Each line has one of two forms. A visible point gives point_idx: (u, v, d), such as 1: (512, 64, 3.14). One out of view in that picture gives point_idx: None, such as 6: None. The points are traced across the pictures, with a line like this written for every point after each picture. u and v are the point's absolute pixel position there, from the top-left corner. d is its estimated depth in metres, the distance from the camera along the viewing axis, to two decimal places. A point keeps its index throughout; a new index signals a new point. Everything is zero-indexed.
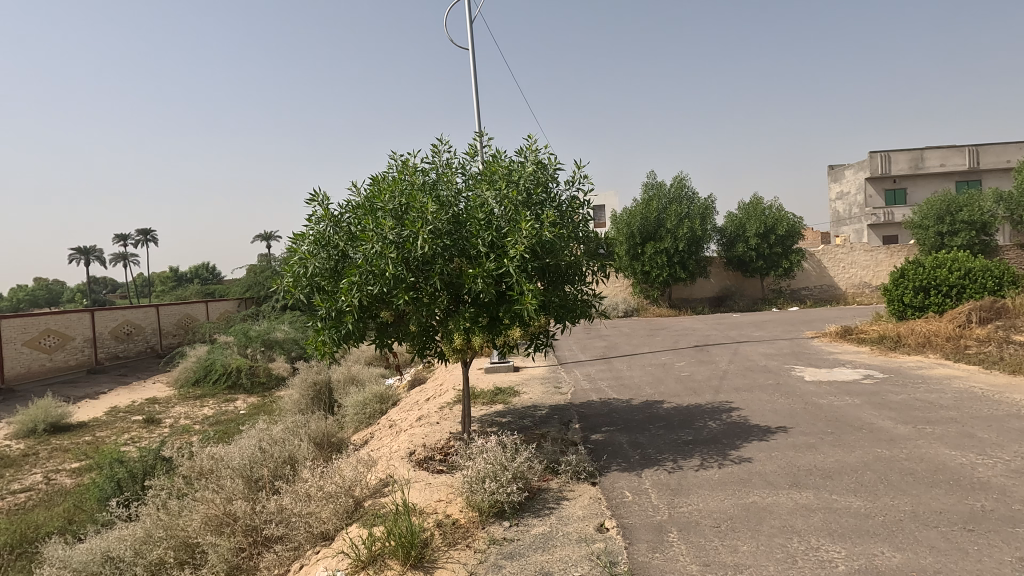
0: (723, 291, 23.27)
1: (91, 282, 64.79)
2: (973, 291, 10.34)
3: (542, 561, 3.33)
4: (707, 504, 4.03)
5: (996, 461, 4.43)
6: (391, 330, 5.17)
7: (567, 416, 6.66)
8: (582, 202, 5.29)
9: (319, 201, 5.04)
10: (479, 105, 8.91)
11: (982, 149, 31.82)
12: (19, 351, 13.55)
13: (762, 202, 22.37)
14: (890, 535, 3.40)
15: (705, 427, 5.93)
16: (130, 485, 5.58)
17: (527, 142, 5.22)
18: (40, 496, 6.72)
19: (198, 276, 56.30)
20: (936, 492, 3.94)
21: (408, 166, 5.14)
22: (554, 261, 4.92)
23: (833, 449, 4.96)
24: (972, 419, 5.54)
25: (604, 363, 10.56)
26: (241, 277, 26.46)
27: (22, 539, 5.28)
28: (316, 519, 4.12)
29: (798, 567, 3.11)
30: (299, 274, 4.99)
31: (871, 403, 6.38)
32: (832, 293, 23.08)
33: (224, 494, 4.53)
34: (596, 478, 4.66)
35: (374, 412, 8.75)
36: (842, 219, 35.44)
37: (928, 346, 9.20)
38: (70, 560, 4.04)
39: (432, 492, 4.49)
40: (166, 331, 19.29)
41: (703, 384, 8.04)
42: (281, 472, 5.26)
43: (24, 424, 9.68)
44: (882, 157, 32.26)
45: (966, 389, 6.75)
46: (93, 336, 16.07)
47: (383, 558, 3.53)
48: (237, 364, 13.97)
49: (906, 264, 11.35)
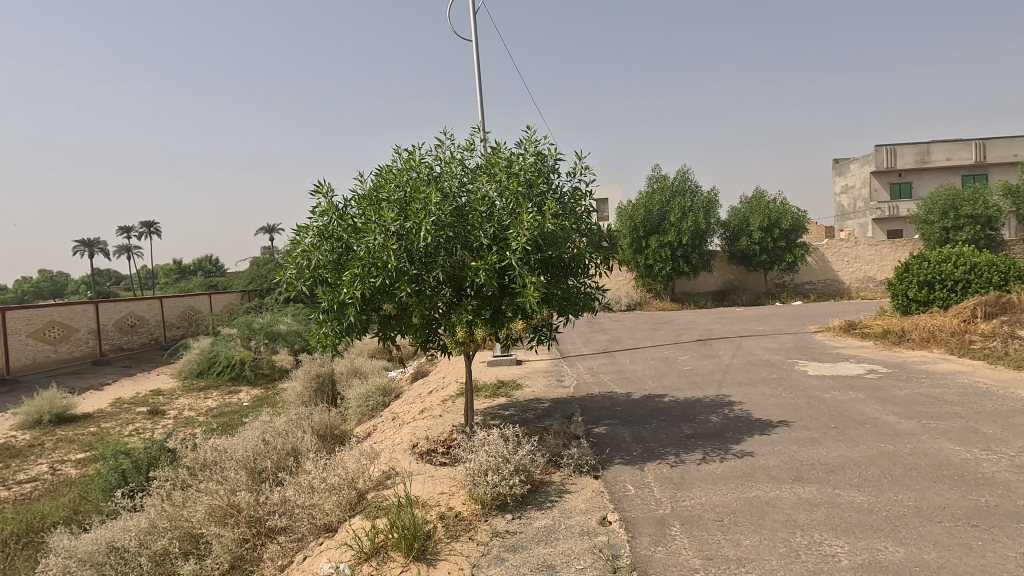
0: (727, 285, 23.24)
1: (98, 276, 66.15)
2: (978, 286, 10.23)
3: (545, 554, 3.34)
4: (709, 497, 4.03)
5: (1000, 457, 4.40)
6: (394, 324, 5.08)
7: (570, 410, 6.67)
8: (584, 194, 5.28)
9: (323, 192, 4.99)
10: (478, 89, 8.85)
11: (989, 143, 31.65)
12: (24, 343, 13.59)
13: (766, 196, 22.28)
14: (893, 530, 3.39)
15: (706, 420, 5.94)
16: (134, 476, 5.61)
17: (527, 133, 5.18)
18: (46, 487, 6.76)
19: (202, 269, 56.67)
20: (940, 487, 3.93)
21: (412, 158, 5.12)
22: (557, 254, 4.88)
23: (835, 444, 4.94)
24: (977, 414, 5.50)
25: (607, 356, 10.52)
26: (246, 269, 26.61)
27: (29, 528, 5.32)
28: (319, 511, 4.14)
29: (801, 563, 3.10)
30: (303, 266, 4.96)
31: (875, 398, 6.37)
32: (837, 287, 22.99)
33: (229, 485, 4.55)
34: (598, 472, 4.67)
35: (377, 404, 8.79)
36: (847, 213, 35.14)
37: (933, 341, 9.16)
38: (76, 550, 3.99)
39: (435, 485, 4.49)
40: (171, 323, 19.42)
41: (706, 378, 8.02)
42: (284, 464, 5.29)
43: (28, 415, 9.78)
44: (888, 151, 32.11)
45: (972, 383, 6.74)
46: (98, 327, 16.15)
47: (385, 550, 3.54)
48: (241, 356, 14.01)
49: (911, 258, 11.25)
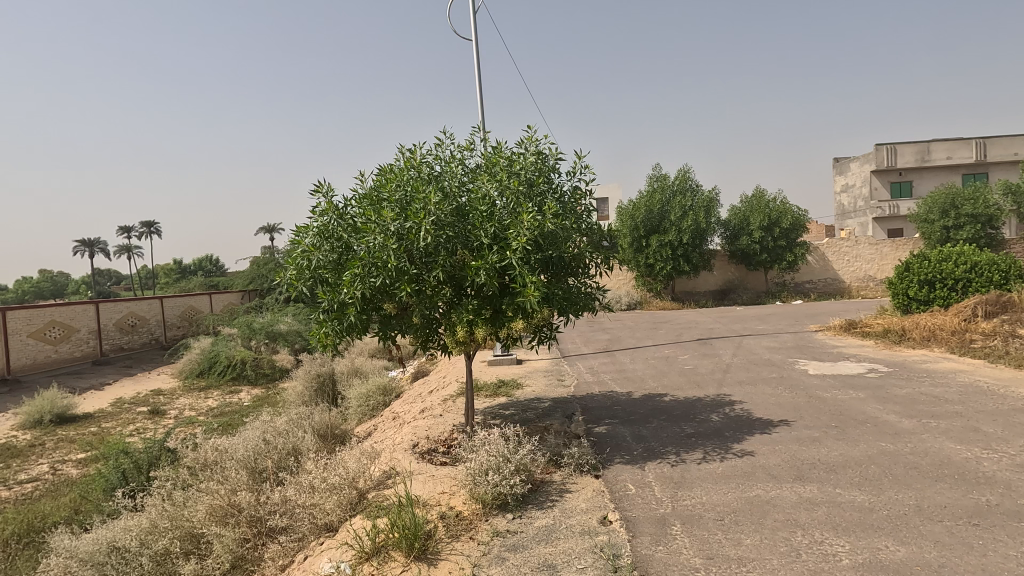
0: (727, 284, 23.26)
1: (97, 275, 66.37)
2: (979, 285, 10.23)
3: (545, 554, 3.34)
4: (710, 497, 4.03)
5: (1001, 456, 4.40)
6: (394, 323, 5.05)
7: (570, 409, 6.67)
8: (584, 193, 5.28)
9: (323, 192, 4.99)
10: (479, 86, 8.85)
11: (990, 142, 31.61)
12: (24, 343, 13.59)
13: (766, 195, 22.27)
14: (894, 529, 3.39)
15: (707, 419, 5.94)
16: (135, 476, 5.62)
17: (527, 133, 5.18)
18: (47, 487, 6.76)
19: (202, 269, 56.71)
20: (941, 486, 3.93)
21: (413, 158, 5.12)
22: (558, 253, 4.87)
23: (836, 443, 4.93)
24: (977, 413, 5.50)
25: (607, 356, 10.52)
26: (246, 269, 26.62)
27: (30, 528, 5.32)
28: (320, 511, 4.14)
29: (802, 562, 3.10)
30: (303, 266, 4.97)
31: (875, 397, 6.37)
32: (837, 286, 22.98)
33: (229, 485, 4.56)
34: (599, 471, 4.66)
35: (378, 404, 8.80)
36: (847, 212, 35.11)
37: (934, 340, 9.16)
38: (76, 550, 3.99)
39: (436, 484, 4.49)
40: (171, 323, 19.42)
41: (706, 377, 8.02)
42: (285, 464, 5.30)
43: (29, 415, 9.76)
44: (888, 150, 32.06)
45: (973, 382, 6.74)
46: (98, 327, 16.15)
47: (386, 550, 3.54)
48: (242, 356, 14.01)
49: (912, 257, 11.25)
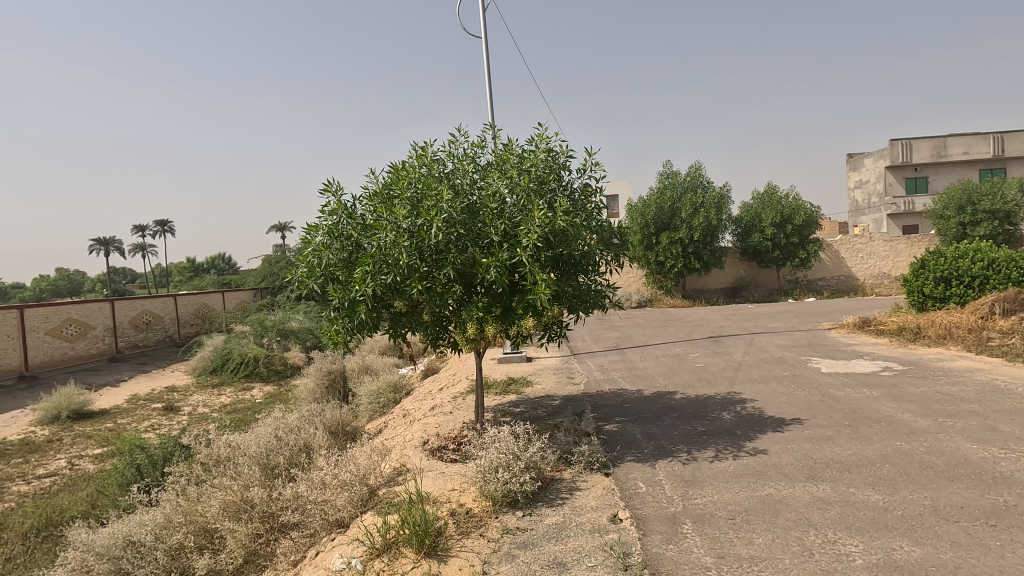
0: (738, 282, 23.09)
1: (112, 273, 67.48)
2: (996, 282, 10.06)
3: (556, 552, 3.34)
4: (721, 496, 4.00)
5: (1019, 455, 4.33)
6: (404, 321, 5.09)
7: (580, 407, 6.65)
8: (595, 190, 5.26)
9: (333, 191, 5.02)
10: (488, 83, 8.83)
11: (1008, 137, 31.03)
12: (42, 340, 13.81)
13: (778, 192, 22.02)
14: (909, 529, 3.35)
15: (718, 418, 5.89)
16: (150, 471, 5.70)
17: (538, 130, 5.18)
18: (64, 482, 6.88)
19: (215, 267, 57.28)
20: (958, 486, 3.87)
21: (424, 155, 5.12)
22: (568, 250, 4.86)
23: (849, 442, 4.88)
24: (994, 412, 5.42)
25: (617, 353, 10.49)
26: (257, 268, 26.83)
27: (48, 521, 5.40)
28: (332, 507, 4.18)
29: (814, 561, 3.07)
30: (314, 264, 4.99)
31: (890, 396, 6.28)
32: (850, 283, 22.73)
33: (241, 481, 4.60)
34: (609, 470, 4.65)
35: (388, 401, 8.82)
36: (860, 208, 34.65)
37: (950, 338, 9.03)
38: (93, 543, 4.06)
39: (446, 481, 4.51)
40: (185, 321, 19.63)
41: (717, 375, 7.96)
42: (297, 460, 5.34)
43: (47, 411, 9.93)
44: (904, 145, 31.56)
45: (990, 381, 6.63)
46: (113, 325, 16.36)
47: (397, 546, 3.56)
48: (253, 354, 14.13)
49: (927, 254, 11.08)
